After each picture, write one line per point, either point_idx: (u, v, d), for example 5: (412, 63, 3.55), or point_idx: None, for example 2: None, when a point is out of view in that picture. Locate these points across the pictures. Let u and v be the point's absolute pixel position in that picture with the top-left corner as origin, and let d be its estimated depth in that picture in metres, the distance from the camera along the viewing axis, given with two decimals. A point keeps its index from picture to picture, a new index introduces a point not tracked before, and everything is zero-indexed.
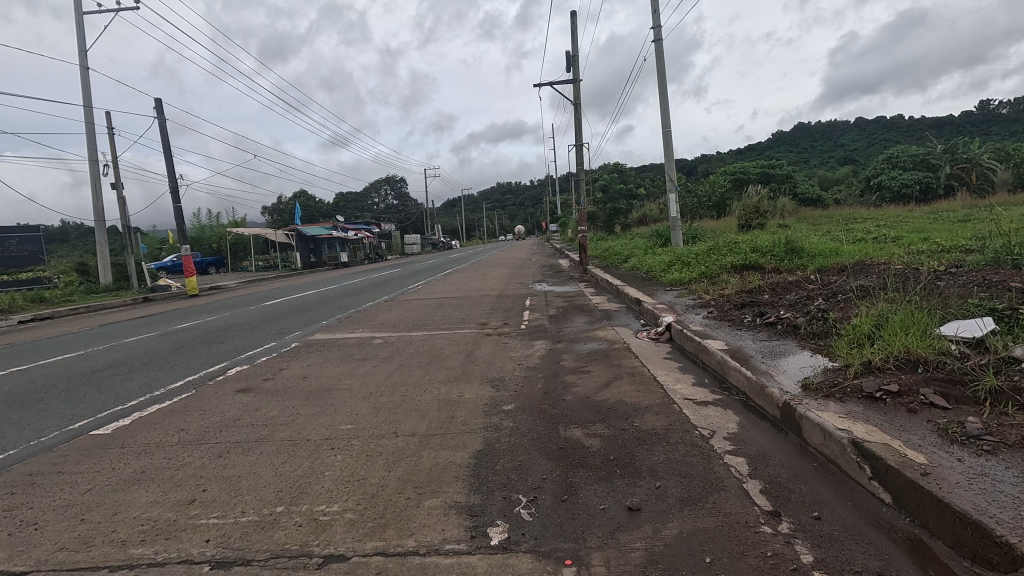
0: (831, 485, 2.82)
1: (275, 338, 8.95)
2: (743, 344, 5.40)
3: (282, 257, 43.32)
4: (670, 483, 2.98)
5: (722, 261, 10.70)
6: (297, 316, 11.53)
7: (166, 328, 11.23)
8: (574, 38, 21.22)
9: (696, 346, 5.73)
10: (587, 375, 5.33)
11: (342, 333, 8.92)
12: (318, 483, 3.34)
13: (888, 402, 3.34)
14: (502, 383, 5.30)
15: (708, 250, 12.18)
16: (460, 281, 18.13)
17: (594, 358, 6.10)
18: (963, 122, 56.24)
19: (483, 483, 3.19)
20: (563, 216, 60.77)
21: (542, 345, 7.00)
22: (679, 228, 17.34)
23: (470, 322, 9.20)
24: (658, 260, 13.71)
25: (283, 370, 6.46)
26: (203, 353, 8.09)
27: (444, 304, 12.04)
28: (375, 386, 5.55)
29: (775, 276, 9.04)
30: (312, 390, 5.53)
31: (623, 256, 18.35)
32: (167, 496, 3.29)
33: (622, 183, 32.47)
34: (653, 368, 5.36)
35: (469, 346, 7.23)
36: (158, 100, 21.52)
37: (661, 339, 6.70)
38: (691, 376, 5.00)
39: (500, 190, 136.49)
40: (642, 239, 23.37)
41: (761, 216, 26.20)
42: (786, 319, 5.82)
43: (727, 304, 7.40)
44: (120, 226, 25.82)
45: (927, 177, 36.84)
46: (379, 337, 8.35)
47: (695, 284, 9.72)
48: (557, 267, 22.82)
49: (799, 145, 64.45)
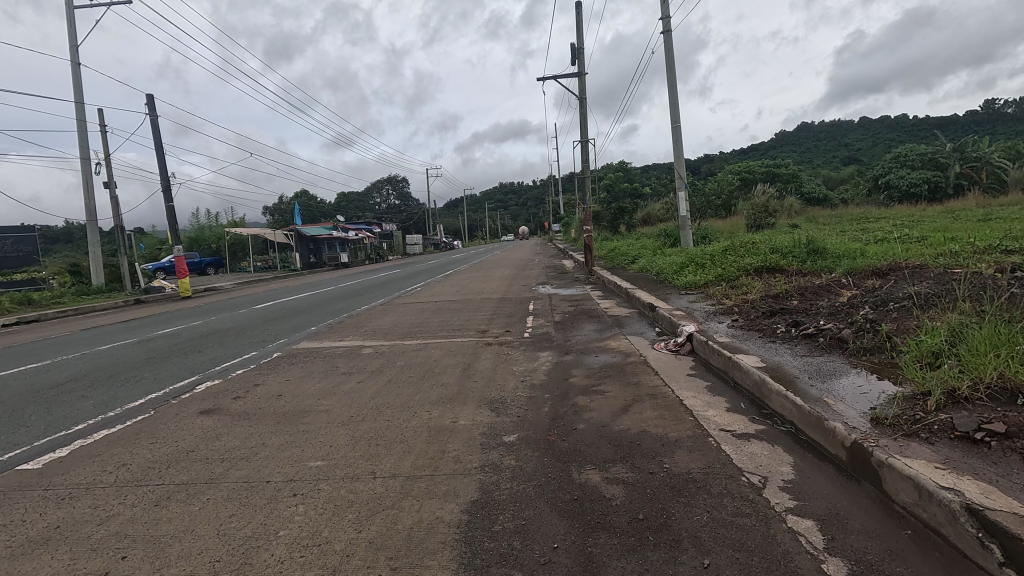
0: (942, 569, 2.10)
1: (258, 347, 8.28)
2: (781, 360, 4.64)
3: (281, 258, 42.75)
4: (723, 560, 2.26)
5: (741, 262, 10.00)
6: (286, 322, 10.86)
7: (146, 334, 10.54)
8: (578, 31, 20.53)
9: (725, 360, 5.01)
10: (601, 397, 4.61)
11: (331, 341, 8.22)
12: (268, 549, 2.63)
13: (995, 447, 2.63)
14: (503, 405, 4.58)
15: (723, 250, 11.49)
16: (460, 283, 17.46)
17: (607, 374, 5.38)
18: (970, 120, 55.38)
19: (479, 554, 2.47)
20: (565, 217, 60.00)
21: (548, 358, 6.27)
22: (689, 228, 16.63)
23: (469, 330, 8.48)
24: (669, 261, 12.98)
25: (258, 387, 5.75)
26: (177, 364, 7.40)
27: (442, 308, 11.34)
28: (356, 407, 4.84)
29: (800, 280, 8.31)
30: (284, 414, 4.81)
31: (630, 257, 17.63)
32: (74, 566, 2.59)
33: (627, 182, 31.73)
34: (678, 389, 4.64)
35: (466, 357, 6.52)
36: (150, 96, 20.94)
37: (681, 351, 5.98)
38: (724, 399, 4.28)
39: (502, 190, 135.94)
40: (649, 240, 22.64)
41: (770, 215, 25.45)
42: (828, 330, 5.08)
43: (754, 311, 6.69)
44: (113, 226, 25.27)
45: (937, 177, 36.01)
46: (370, 346, 7.65)
47: (714, 288, 9.01)
48: (561, 268, 22.08)
49: (804, 144, 63.55)
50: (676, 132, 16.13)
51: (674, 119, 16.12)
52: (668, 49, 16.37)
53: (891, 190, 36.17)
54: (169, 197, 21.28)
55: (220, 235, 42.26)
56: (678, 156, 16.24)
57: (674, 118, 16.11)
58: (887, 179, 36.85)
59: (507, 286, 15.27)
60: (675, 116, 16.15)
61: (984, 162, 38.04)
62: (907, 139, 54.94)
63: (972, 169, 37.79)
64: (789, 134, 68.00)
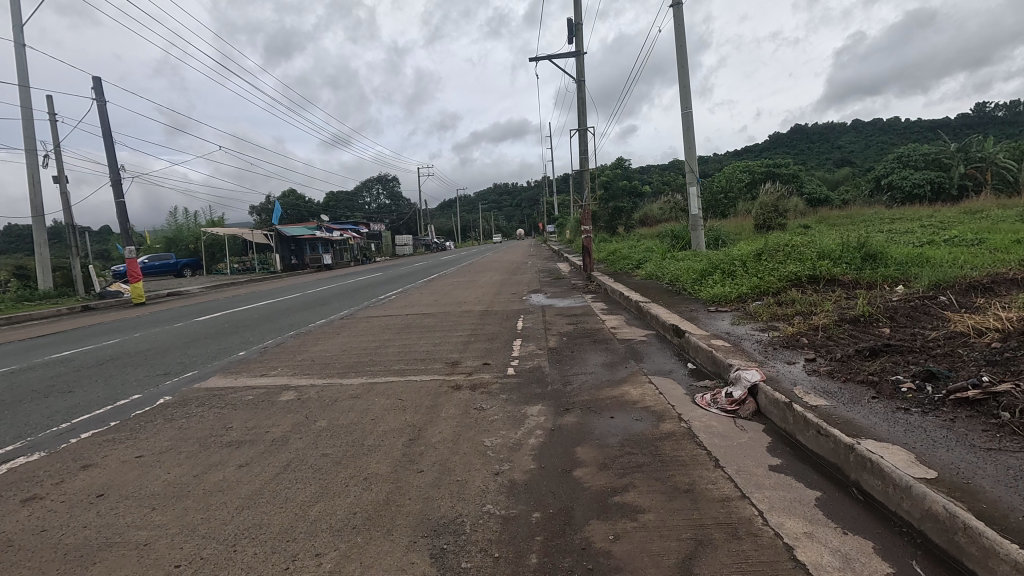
0: None
1: (152, 386, 6.11)
2: (955, 458, 2.60)
3: (260, 259, 40.41)
4: None
5: (785, 268, 8.01)
6: (214, 344, 8.68)
7: (33, 359, 8.37)
8: (576, 8, 18.43)
9: (838, 447, 2.96)
10: (634, 529, 2.54)
11: (250, 378, 6.09)
12: None
13: None
14: (458, 546, 2.52)
15: (756, 253, 9.46)
16: (441, 290, 15.39)
17: (635, 459, 3.32)
18: (966, 121, 54.01)
19: None
20: (560, 218, 57.98)
21: (538, 419, 4.17)
22: (701, 228, 14.71)
23: (436, 361, 6.38)
24: (684, 267, 11.03)
25: (79, 476, 3.61)
26: (14, 418, 5.18)
27: (412, 326, 9.22)
28: (199, 538, 2.73)
29: (873, 297, 6.35)
30: (65, 551, 2.68)
31: (635, 261, 15.61)
32: None
33: (626, 179, 29.69)
34: (770, 513, 2.58)
35: (421, 414, 4.47)
36: (98, 79, 18.80)
37: (740, 411, 3.96)
38: (874, 552, 2.23)
39: (496, 191, 133.91)
40: (653, 242, 20.59)
41: (779, 215, 23.51)
42: (1007, 394, 3.04)
43: (840, 346, 4.66)
44: (64, 224, 23.00)
45: (940, 177, 34.27)
46: (295, 390, 5.53)
47: (757, 307, 6.96)
48: (556, 272, 19.98)
49: (803, 144, 61.87)
50: (686, 118, 14.19)
51: (684, 105, 14.17)
52: (678, 24, 14.42)
53: (894, 190, 34.38)
54: (120, 193, 19.06)
55: (196, 235, 39.83)
56: (689, 146, 14.27)
57: (684, 103, 14.19)
58: (889, 179, 34.94)
59: (494, 295, 13.21)
60: (685, 101, 14.20)
61: (990, 162, 36.39)
62: (905, 141, 53.31)
63: (977, 169, 36.13)
64: (784, 135, 66.42)
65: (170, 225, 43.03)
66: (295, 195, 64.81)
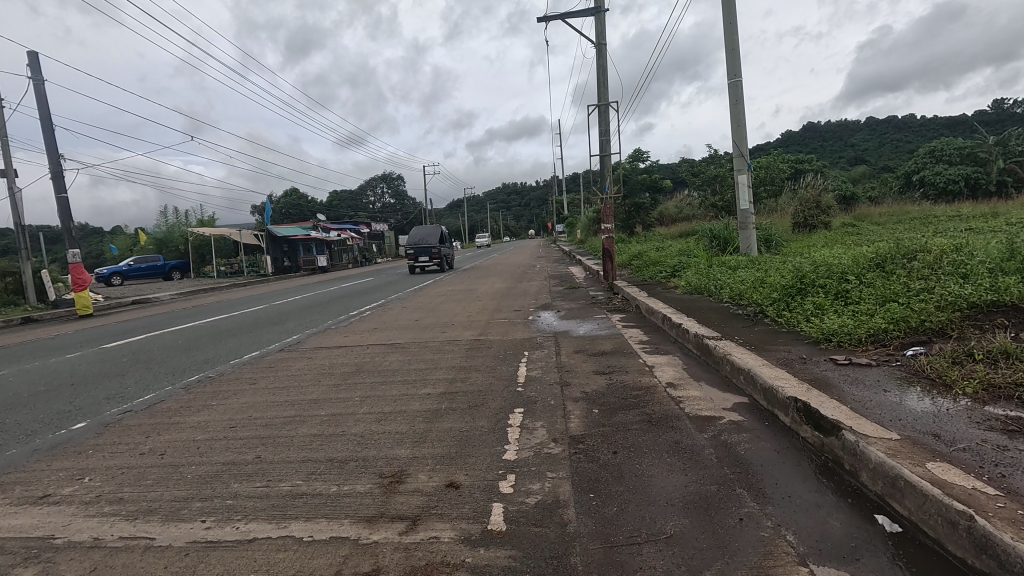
0: None
1: None
2: None
3: (250, 261, 37.53)
4: None
5: (946, 289, 5.01)
6: (65, 402, 5.69)
7: None
8: None
9: None
10: None
11: (4, 514, 3.18)
12: None
13: None
14: None
15: (873, 261, 6.46)
16: (429, 302, 12.45)
17: None
18: (988, 116, 50.15)
19: None
20: (568, 217, 54.65)
21: None
22: (752, 228, 11.81)
23: (363, 474, 3.42)
24: (752, 279, 8.07)
25: None
26: None
27: (366, 369, 6.31)
28: None
29: None
30: None
31: (669, 267, 12.65)
32: None
33: (645, 173, 26.57)
34: None
35: None
36: (34, 52, 16.05)
37: None
38: None
39: (504, 191, 130.91)
40: (682, 243, 17.61)
41: (820, 212, 20.34)
42: None
43: None
44: (12, 223, 20.29)
45: (976, 173, 30.61)
46: (41, 568, 2.61)
47: (937, 362, 3.98)
48: (569, 279, 17.01)
49: (821, 141, 58.26)
50: (734, 87, 11.19)
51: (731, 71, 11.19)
52: None
53: (926, 186, 30.90)
54: (62, 187, 16.34)
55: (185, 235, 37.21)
56: (738, 124, 11.24)
57: (730, 68, 11.20)
58: (920, 175, 31.47)
59: (492, 313, 10.23)
60: (732, 66, 11.23)
61: None
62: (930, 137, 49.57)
63: None
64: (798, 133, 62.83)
65: (159, 226, 40.56)
66: (293, 194, 62.06)
